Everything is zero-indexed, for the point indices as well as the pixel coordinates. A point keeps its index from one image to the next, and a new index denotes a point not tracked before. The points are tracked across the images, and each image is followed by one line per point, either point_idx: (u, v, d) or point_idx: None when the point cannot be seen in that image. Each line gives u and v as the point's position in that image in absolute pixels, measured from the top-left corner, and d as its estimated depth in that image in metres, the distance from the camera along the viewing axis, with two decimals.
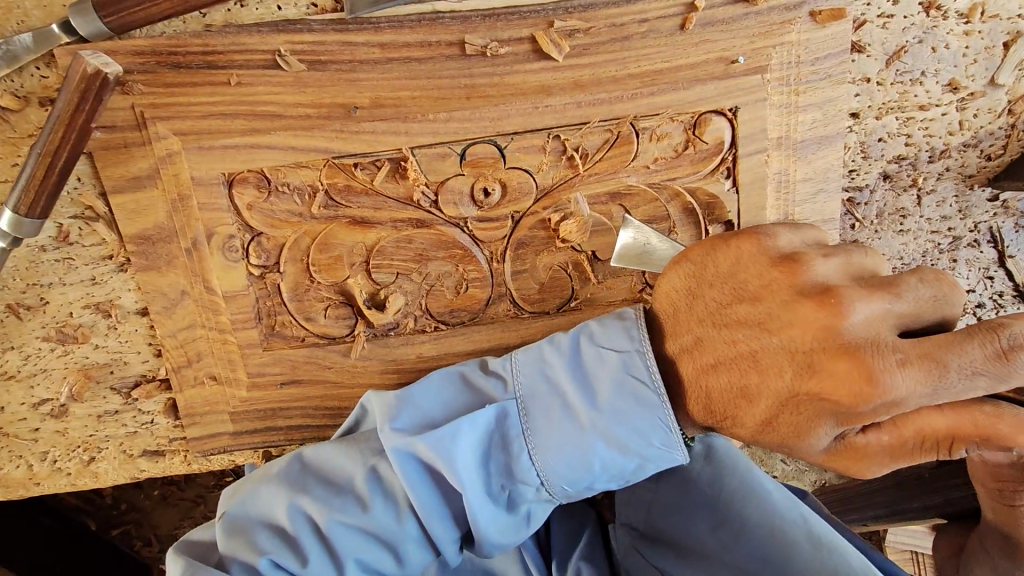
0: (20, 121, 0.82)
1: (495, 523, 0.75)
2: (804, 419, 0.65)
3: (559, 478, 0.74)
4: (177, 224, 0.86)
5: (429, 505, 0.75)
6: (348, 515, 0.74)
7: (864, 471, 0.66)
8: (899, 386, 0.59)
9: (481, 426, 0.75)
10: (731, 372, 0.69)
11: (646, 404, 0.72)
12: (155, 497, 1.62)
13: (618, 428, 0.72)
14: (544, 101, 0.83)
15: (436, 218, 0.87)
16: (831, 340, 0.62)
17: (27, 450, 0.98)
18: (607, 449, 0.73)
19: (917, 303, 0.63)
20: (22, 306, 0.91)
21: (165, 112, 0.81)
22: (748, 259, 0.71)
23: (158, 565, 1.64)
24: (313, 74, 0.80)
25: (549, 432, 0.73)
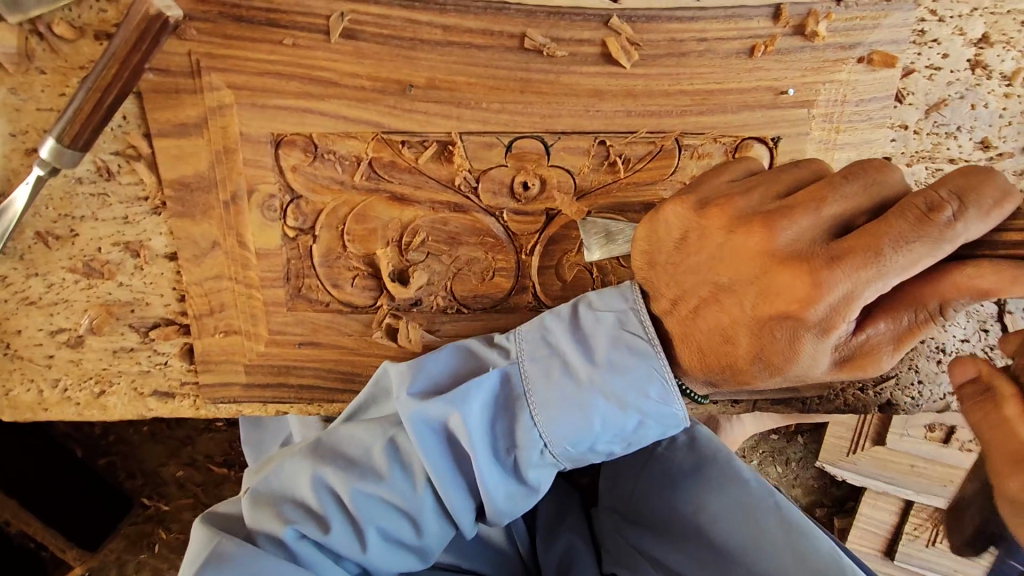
0: (72, 52, 0.82)
1: (502, 485, 0.77)
2: (781, 342, 0.65)
3: (564, 445, 0.75)
4: (218, 175, 0.87)
5: (443, 475, 0.77)
6: (367, 484, 0.78)
7: (877, 366, 0.66)
8: (839, 284, 0.60)
9: (487, 390, 0.77)
10: (707, 319, 0.70)
11: (640, 355, 0.73)
12: (145, 433, 1.64)
13: (620, 391, 0.72)
14: (595, 105, 0.84)
15: (473, 204, 0.88)
16: (773, 260, 0.63)
17: (39, 375, 1.00)
18: (611, 415, 0.73)
19: (845, 200, 0.62)
20: (51, 235, 0.92)
21: (221, 64, 0.81)
22: (676, 212, 0.71)
23: (140, 498, 1.67)
24: (374, 45, 0.81)
25: (545, 393, 0.74)
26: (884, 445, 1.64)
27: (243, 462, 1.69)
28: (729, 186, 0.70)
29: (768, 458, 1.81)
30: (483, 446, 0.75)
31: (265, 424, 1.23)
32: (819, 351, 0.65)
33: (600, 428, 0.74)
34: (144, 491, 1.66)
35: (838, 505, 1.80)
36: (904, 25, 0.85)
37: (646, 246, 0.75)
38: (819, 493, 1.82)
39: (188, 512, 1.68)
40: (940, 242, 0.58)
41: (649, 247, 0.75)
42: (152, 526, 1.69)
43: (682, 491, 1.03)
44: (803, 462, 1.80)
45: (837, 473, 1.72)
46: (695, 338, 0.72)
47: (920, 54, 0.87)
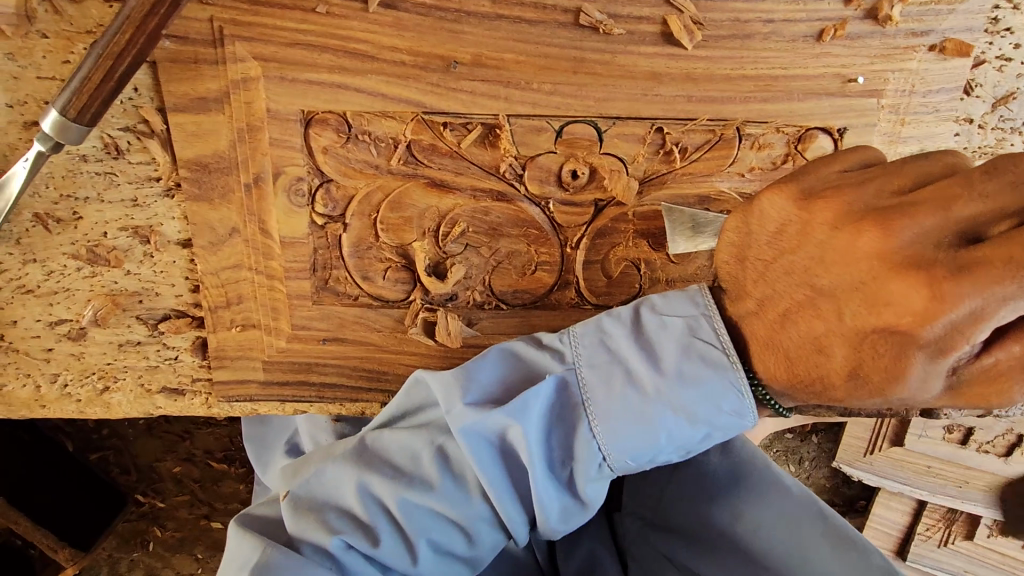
0: (79, 14, 0.74)
1: (557, 498, 0.72)
2: (889, 360, 0.58)
3: (625, 459, 0.69)
4: (240, 156, 0.79)
5: (498, 486, 0.72)
6: (417, 495, 0.73)
7: (1004, 397, 0.60)
8: (968, 298, 0.54)
9: (543, 398, 0.71)
10: (800, 326, 0.63)
11: (715, 367, 0.66)
12: (141, 427, 1.56)
13: (690, 403, 0.66)
14: (652, 89, 0.79)
15: (518, 193, 0.82)
16: (886, 266, 0.57)
17: (36, 370, 0.92)
18: (679, 429, 0.68)
19: (985, 200, 0.55)
20: (51, 218, 0.84)
21: (246, 32, 0.74)
22: (774, 207, 0.66)
23: (134, 494, 1.60)
24: (416, 16, 0.74)
25: (605, 402, 0.68)
26: (902, 446, 1.63)
27: (243, 458, 1.62)
28: (840, 176, 0.64)
29: (782, 456, 1.78)
30: (541, 462, 0.70)
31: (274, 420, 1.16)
32: (930, 370, 0.58)
33: (664, 441, 0.68)
34: (139, 487, 1.58)
35: (849, 504, 1.80)
36: (979, 12, 0.80)
37: (736, 240, 0.70)
38: (830, 491, 1.80)
39: (186, 509, 1.61)
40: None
41: (739, 240, 0.69)
42: (147, 523, 1.61)
43: (718, 500, 0.97)
44: (816, 461, 1.78)
45: (854, 474, 1.69)
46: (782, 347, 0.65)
47: (992, 43, 0.82)
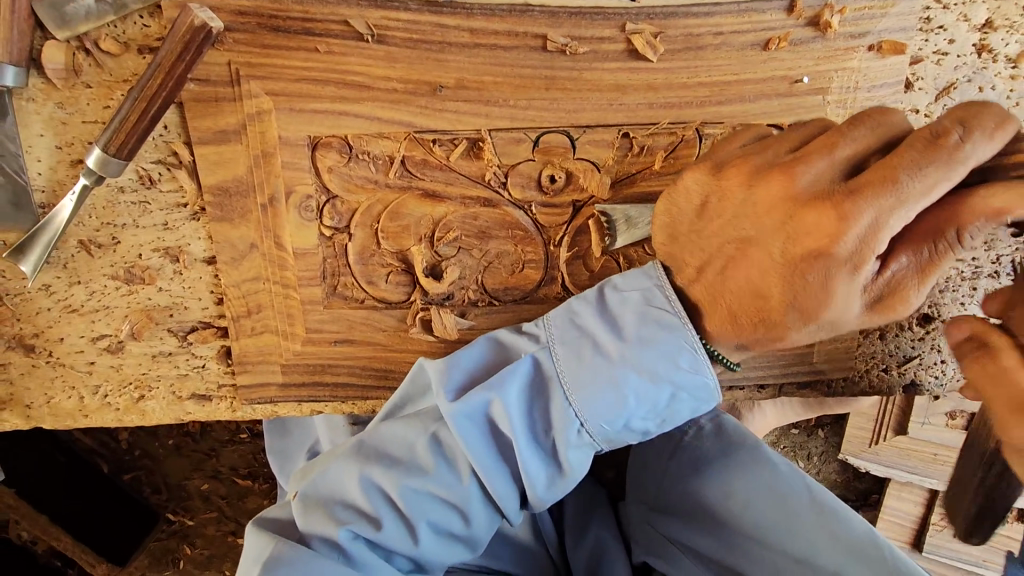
0: (117, 66, 0.86)
1: (545, 470, 0.79)
2: (814, 280, 0.71)
3: (596, 425, 0.76)
4: (257, 179, 0.90)
5: (489, 464, 0.79)
6: (411, 479, 0.80)
7: (906, 303, 0.71)
8: (862, 214, 0.66)
9: (521, 377, 0.79)
10: (740, 269, 0.76)
11: (670, 329, 0.75)
12: (169, 446, 1.64)
13: (651, 364, 0.74)
14: (617, 99, 0.88)
15: (502, 198, 0.91)
16: (796, 204, 0.70)
17: (80, 382, 1.02)
18: (644, 392, 0.75)
19: (854, 142, 0.69)
20: (93, 244, 0.95)
21: (259, 72, 0.85)
22: (694, 181, 0.79)
23: (165, 512, 1.67)
24: (405, 50, 0.85)
25: (578, 373, 0.76)
26: (905, 435, 1.65)
27: (266, 473, 1.69)
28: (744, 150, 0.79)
29: (790, 454, 1.80)
30: (521, 432, 0.78)
31: (290, 431, 1.23)
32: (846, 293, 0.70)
33: (632, 403, 0.76)
34: (168, 506, 1.66)
35: (862, 498, 1.82)
36: (911, 13, 0.88)
37: (669, 216, 0.82)
38: (843, 487, 1.82)
39: (213, 525, 1.68)
40: (950, 165, 0.64)
41: (670, 219, 0.82)
42: (177, 540, 1.69)
43: (707, 477, 1.02)
44: (824, 457, 1.79)
45: (862, 466, 1.71)
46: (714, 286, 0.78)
47: (926, 41, 0.91)
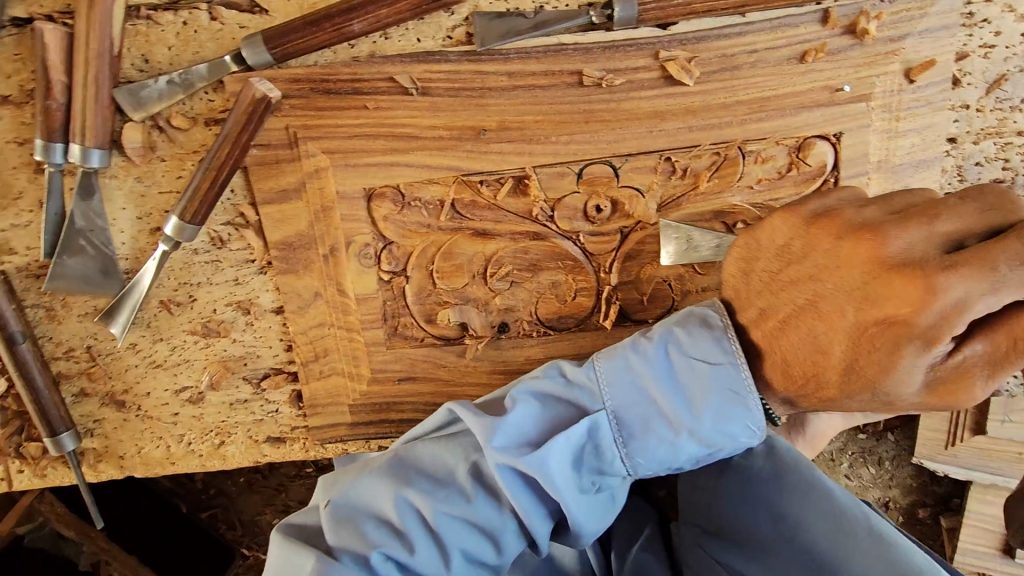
0: (187, 140, 0.94)
1: (589, 512, 0.80)
2: (882, 354, 0.68)
3: (654, 467, 0.78)
4: (318, 232, 0.95)
5: (530, 514, 0.79)
6: (452, 507, 0.80)
7: (969, 394, 0.68)
8: (953, 289, 0.64)
9: (572, 441, 0.78)
10: (799, 330, 0.74)
11: (708, 396, 0.76)
12: (242, 483, 1.72)
13: (710, 435, 0.76)
14: (658, 126, 0.89)
15: (551, 232, 0.93)
16: (883, 268, 0.68)
17: (166, 432, 1.10)
18: (710, 440, 0.76)
19: (959, 218, 0.67)
20: (173, 303, 1.03)
21: (315, 133, 0.91)
22: (781, 223, 0.78)
23: (240, 548, 1.71)
24: (447, 99, 0.90)
25: (642, 438, 0.77)
26: None
27: None
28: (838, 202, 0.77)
29: None
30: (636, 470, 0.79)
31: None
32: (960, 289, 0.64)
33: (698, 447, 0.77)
34: (242, 542, 1.70)
35: (942, 504, 1.56)
36: (951, 11, 0.87)
37: (741, 255, 0.82)
38: (919, 491, 1.58)
39: None
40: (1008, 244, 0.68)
41: (746, 253, 0.81)
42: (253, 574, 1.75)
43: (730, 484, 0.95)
44: None
45: (938, 469, 1.48)
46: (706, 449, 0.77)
47: (971, 35, 0.89)
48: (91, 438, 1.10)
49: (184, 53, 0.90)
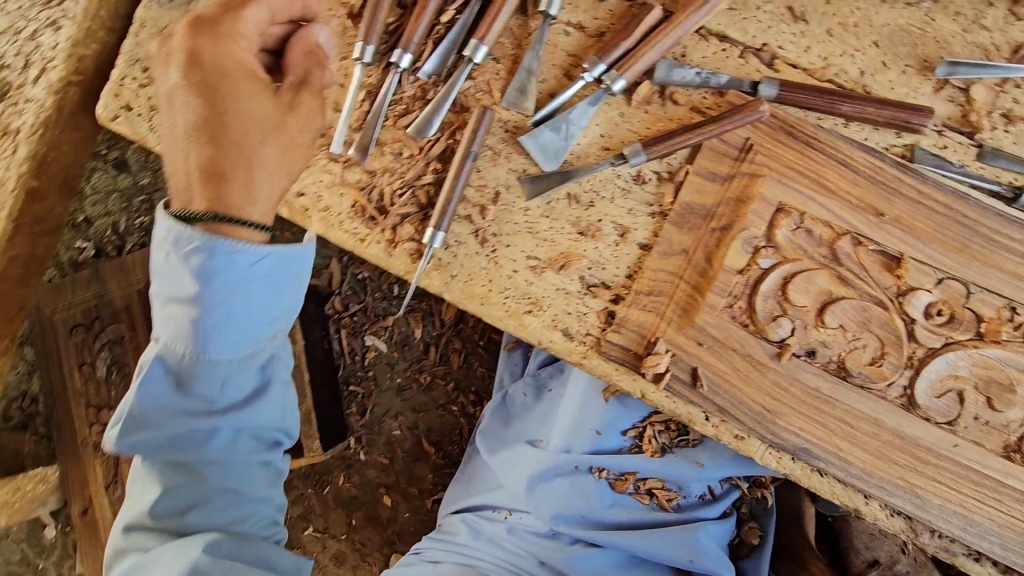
0: (672, 111, 1.31)
1: (197, 380, 1.09)
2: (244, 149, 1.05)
3: (203, 383, 1.10)
4: (723, 211, 1.25)
5: (234, 334, 1.08)
6: (234, 390, 1.13)
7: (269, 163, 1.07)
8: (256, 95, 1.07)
9: (175, 448, 1.14)
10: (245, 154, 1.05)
11: (182, 468, 1.16)
12: (395, 383, 1.98)
13: (201, 405, 1.11)
14: (1016, 281, 1.15)
15: (894, 307, 1.17)
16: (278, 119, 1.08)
17: (498, 279, 1.34)
18: (212, 386, 1.10)
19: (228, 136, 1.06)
20: (578, 198, 1.33)
21: (767, 151, 1.24)
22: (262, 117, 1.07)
23: (350, 436, 1.98)
24: (868, 180, 1.20)
25: (169, 449, 1.14)
26: None
27: (447, 450, 1.95)
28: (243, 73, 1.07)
29: None
30: (171, 406, 1.11)
31: (512, 424, 1.62)
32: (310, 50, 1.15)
33: (221, 363, 1.09)
34: (357, 432, 1.98)
35: None
36: None
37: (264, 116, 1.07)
38: None
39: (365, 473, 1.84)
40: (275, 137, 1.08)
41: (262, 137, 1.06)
42: (341, 466, 1.99)
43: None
44: None
45: None
46: (228, 203, 1.03)
47: None
48: (444, 250, 1.36)
49: (710, 64, 1.30)
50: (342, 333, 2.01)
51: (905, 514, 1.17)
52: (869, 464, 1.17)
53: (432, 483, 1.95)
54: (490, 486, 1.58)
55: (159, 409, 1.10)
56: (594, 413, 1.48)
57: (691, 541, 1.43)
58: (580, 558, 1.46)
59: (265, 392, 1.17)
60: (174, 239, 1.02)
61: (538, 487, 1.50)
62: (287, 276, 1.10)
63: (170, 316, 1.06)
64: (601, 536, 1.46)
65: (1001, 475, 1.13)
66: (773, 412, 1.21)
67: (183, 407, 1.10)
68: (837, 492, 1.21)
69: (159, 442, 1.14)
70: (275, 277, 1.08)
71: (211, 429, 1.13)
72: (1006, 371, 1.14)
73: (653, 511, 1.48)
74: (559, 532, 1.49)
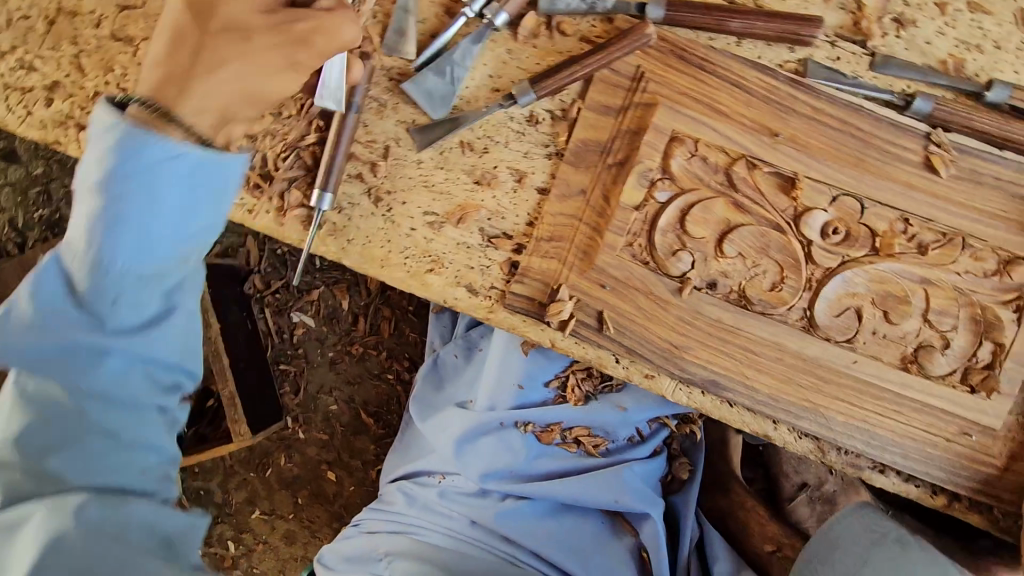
0: (559, 43, 1.23)
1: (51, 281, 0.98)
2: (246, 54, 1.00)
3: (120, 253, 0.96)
4: (617, 146, 1.19)
5: (122, 253, 0.96)
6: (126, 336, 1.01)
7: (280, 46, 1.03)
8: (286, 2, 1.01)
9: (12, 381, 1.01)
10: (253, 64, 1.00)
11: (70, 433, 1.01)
12: (328, 356, 1.94)
13: (101, 302, 0.98)
14: (909, 192, 1.13)
15: (791, 230, 1.15)
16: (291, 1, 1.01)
17: (395, 239, 1.28)
18: (141, 252, 0.97)
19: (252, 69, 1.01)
20: (471, 146, 1.26)
21: (658, 78, 1.17)
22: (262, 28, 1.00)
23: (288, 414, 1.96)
24: (763, 100, 1.15)
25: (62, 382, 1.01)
26: None
27: (388, 417, 1.94)
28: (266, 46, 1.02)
29: None
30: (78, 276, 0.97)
31: (443, 388, 1.61)
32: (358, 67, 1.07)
33: (126, 250, 0.96)
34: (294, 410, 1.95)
35: None
36: None
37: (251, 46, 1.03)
38: None
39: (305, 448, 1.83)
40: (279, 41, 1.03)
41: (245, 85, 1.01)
42: (282, 445, 1.97)
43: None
44: None
45: None
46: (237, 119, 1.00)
47: None
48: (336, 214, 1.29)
49: None
50: (267, 311, 1.95)
51: (812, 434, 1.19)
52: (774, 389, 1.18)
53: (377, 451, 1.95)
54: (423, 452, 1.57)
55: (69, 323, 0.98)
56: (515, 368, 1.45)
57: (615, 482, 1.45)
58: (510, 511, 1.46)
59: (175, 317, 1.04)
60: (104, 131, 0.93)
61: (465, 448, 1.47)
62: (204, 180, 0.98)
63: (80, 207, 0.95)
64: (528, 488, 1.45)
65: (900, 386, 1.15)
66: (680, 348, 1.20)
67: (81, 316, 0.98)
68: (746, 419, 1.22)
69: (52, 347, 0.99)
70: (195, 184, 0.97)
71: (104, 349, 1.01)
72: (901, 283, 1.14)
73: (579, 458, 1.49)
74: (488, 489, 1.48)
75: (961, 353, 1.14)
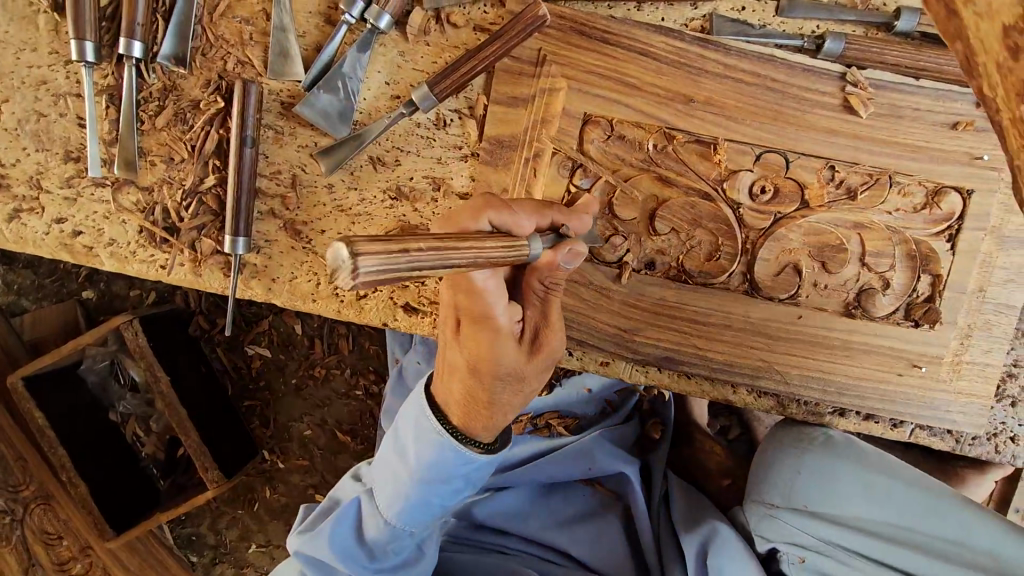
0: (453, 36, 1.15)
1: None
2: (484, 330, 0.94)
3: None
4: (531, 137, 1.13)
5: None
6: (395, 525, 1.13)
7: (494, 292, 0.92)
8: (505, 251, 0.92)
9: None
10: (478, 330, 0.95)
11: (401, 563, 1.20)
12: (291, 385, 1.90)
13: None
14: (830, 138, 1.11)
15: (719, 196, 1.12)
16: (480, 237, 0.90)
17: (323, 270, 1.23)
18: None
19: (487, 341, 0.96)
20: (382, 161, 1.19)
21: (561, 60, 1.11)
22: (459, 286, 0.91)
23: (262, 449, 1.92)
24: (672, 65, 1.10)
25: None
26: None
27: (364, 434, 1.91)
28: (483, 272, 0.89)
29: None
30: None
31: None
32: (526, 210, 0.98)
33: None
34: (268, 444, 1.91)
35: None
36: None
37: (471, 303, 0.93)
38: None
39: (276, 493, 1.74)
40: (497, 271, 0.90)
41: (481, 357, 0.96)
42: (263, 479, 1.94)
43: (821, 562, 1.14)
44: None
45: None
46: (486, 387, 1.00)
47: None
48: (255, 255, 1.23)
49: None
50: (220, 350, 1.88)
51: (771, 392, 1.20)
52: (726, 356, 1.18)
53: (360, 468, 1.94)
54: None
55: None
56: None
57: (582, 449, 1.42)
58: (488, 503, 1.45)
59: None
60: None
61: None
62: None
63: None
64: (506, 477, 1.45)
65: (847, 331, 1.16)
66: (631, 331, 1.18)
67: None
68: (705, 388, 1.21)
69: None
70: None
71: None
72: (835, 230, 1.13)
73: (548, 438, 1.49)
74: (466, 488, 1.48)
75: (901, 290, 1.14)
